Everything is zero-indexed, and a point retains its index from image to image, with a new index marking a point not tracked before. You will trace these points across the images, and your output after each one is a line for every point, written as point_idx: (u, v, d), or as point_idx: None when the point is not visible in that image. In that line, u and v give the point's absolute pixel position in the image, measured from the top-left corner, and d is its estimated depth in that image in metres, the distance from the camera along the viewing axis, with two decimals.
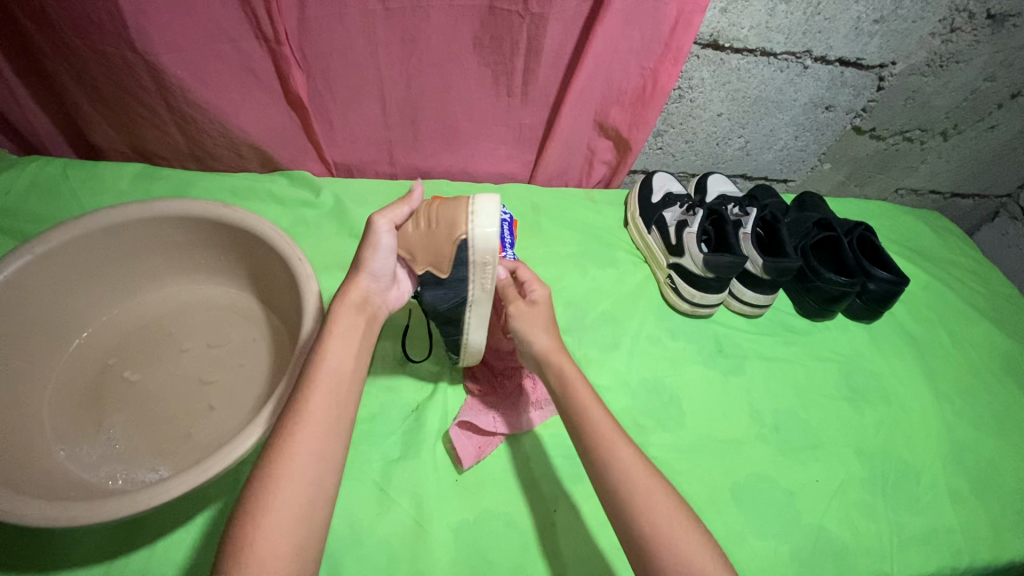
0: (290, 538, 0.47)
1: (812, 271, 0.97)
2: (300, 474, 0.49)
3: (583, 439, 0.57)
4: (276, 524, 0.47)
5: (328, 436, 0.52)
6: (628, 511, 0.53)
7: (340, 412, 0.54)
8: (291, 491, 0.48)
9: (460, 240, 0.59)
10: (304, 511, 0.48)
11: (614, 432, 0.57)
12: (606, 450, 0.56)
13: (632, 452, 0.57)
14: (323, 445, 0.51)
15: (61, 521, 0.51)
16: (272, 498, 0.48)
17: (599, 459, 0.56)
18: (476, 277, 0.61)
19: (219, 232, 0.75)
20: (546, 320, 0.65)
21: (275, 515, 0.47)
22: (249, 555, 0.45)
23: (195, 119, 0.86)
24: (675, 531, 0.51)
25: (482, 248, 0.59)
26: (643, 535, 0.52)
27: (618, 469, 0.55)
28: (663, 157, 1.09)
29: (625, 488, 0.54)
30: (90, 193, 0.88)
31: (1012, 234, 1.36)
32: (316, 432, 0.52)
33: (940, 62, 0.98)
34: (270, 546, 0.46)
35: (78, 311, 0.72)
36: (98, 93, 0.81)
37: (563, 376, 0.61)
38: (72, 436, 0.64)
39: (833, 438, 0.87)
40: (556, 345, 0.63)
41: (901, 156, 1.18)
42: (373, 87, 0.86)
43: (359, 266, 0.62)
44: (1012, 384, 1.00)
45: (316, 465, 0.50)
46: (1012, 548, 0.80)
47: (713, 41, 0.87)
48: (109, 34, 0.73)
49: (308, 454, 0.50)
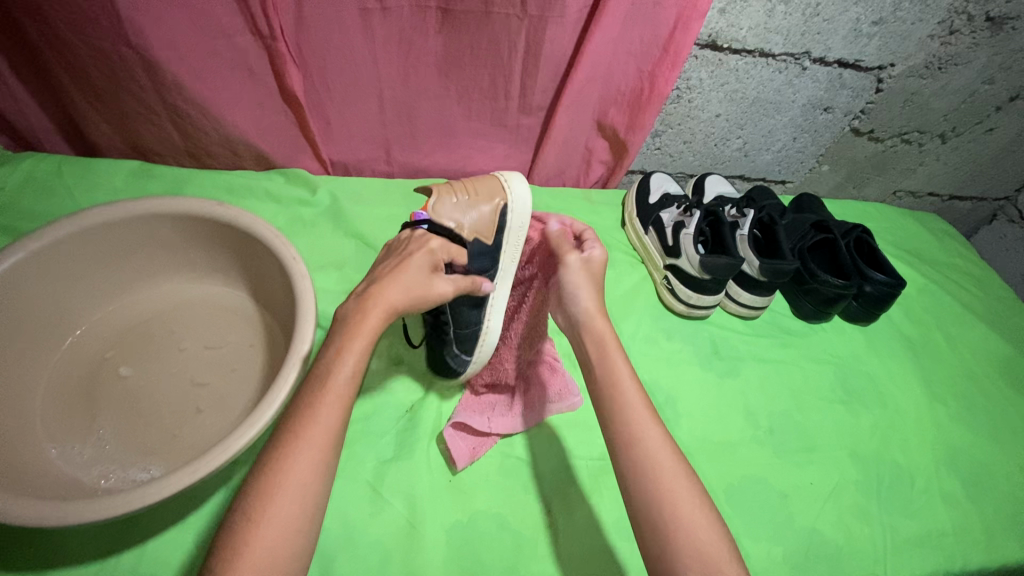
0: (288, 540, 0.47)
1: (809, 273, 0.97)
2: (299, 479, 0.49)
3: (618, 416, 0.58)
4: (274, 525, 0.47)
5: (330, 440, 0.51)
6: (649, 492, 0.53)
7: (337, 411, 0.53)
8: (290, 493, 0.48)
9: (502, 205, 0.71)
10: (299, 514, 0.48)
11: (648, 415, 0.58)
12: (635, 432, 0.56)
13: (663, 437, 0.57)
14: (322, 449, 0.50)
15: (50, 521, 0.51)
16: (270, 500, 0.48)
17: (628, 437, 0.56)
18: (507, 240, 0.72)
19: (214, 231, 0.75)
20: (594, 287, 0.68)
21: (272, 519, 0.47)
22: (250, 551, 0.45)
23: (191, 116, 0.86)
24: (690, 519, 0.51)
25: (519, 209, 0.72)
26: (660, 517, 0.52)
27: (647, 451, 0.55)
28: (661, 157, 1.09)
29: (649, 470, 0.54)
30: (84, 189, 0.88)
31: (1009, 236, 1.36)
32: (319, 439, 0.50)
33: (940, 64, 0.98)
34: (268, 547, 0.46)
35: (72, 309, 0.72)
36: (93, 89, 0.81)
37: (605, 344, 0.63)
38: (64, 435, 0.64)
39: (828, 441, 0.87)
40: (599, 313, 0.66)
41: (900, 158, 1.18)
42: (370, 85, 0.86)
43: (411, 266, 0.61)
44: (1008, 387, 1.00)
45: (316, 471, 0.50)
46: (1004, 551, 0.80)
47: (711, 41, 0.87)
48: (104, 30, 0.72)
49: (309, 457, 0.50)
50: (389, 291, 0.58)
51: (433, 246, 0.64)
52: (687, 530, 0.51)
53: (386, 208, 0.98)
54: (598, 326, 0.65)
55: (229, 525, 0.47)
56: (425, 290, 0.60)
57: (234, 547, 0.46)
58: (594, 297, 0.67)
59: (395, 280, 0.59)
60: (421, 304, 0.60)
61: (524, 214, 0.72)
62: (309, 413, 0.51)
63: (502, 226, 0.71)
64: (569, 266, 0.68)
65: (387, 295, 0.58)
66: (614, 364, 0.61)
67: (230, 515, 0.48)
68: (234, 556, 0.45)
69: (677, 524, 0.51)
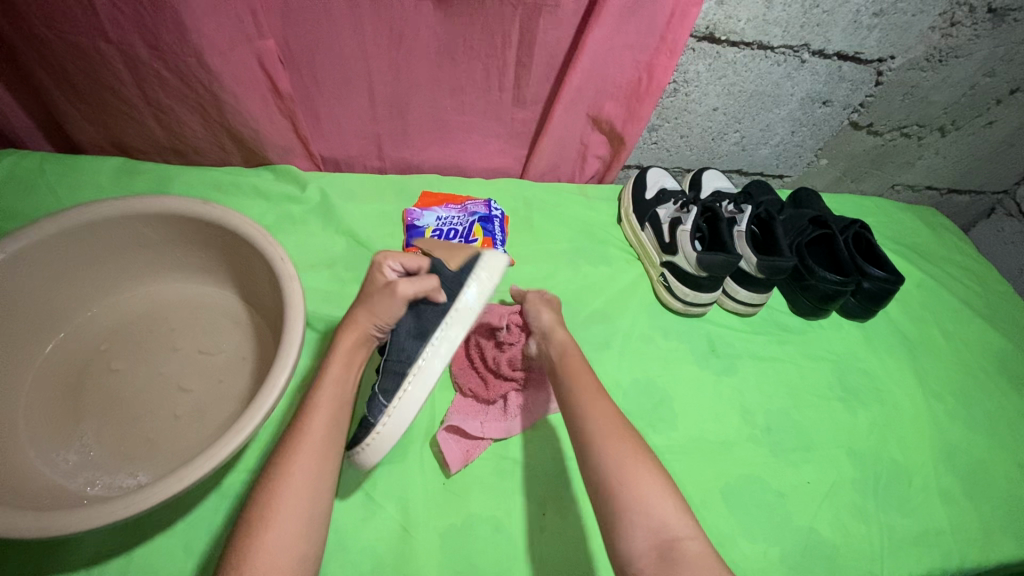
0: (291, 548, 0.50)
1: (807, 270, 0.96)
2: (297, 489, 0.52)
3: (570, 394, 0.65)
4: (280, 532, 0.50)
5: (324, 452, 0.55)
6: (598, 456, 0.59)
7: (335, 430, 0.58)
8: (292, 502, 0.52)
9: (474, 254, 0.65)
10: (300, 525, 0.51)
11: (597, 393, 0.64)
12: (584, 405, 0.63)
13: (609, 409, 0.63)
14: (316, 460, 0.54)
15: (33, 533, 0.50)
16: (272, 511, 0.51)
17: (577, 411, 0.63)
18: (470, 285, 0.63)
19: (199, 230, 0.73)
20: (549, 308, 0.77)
21: (275, 528, 0.50)
22: (254, 564, 0.48)
23: (175, 111, 0.84)
24: (635, 475, 0.57)
25: (490, 264, 0.64)
26: (607, 477, 0.57)
27: (595, 422, 0.61)
28: (658, 152, 1.07)
29: (598, 439, 0.60)
30: (68, 188, 0.85)
31: (1007, 230, 1.35)
32: (315, 450, 0.55)
33: (940, 57, 0.96)
34: (273, 554, 0.49)
35: (55, 312, 0.70)
36: (73, 85, 0.79)
37: (564, 346, 0.71)
38: (46, 441, 0.62)
39: (826, 438, 0.87)
40: (558, 322, 0.74)
41: (898, 152, 1.16)
42: (359, 79, 0.84)
43: (361, 307, 0.65)
44: (1005, 383, 1.00)
45: (314, 479, 0.54)
46: (1001, 548, 0.80)
47: (709, 33, 0.85)
48: (80, 24, 0.70)
49: (306, 468, 0.54)
50: (355, 316, 0.65)
51: (385, 271, 0.66)
52: (634, 487, 0.56)
53: (378, 205, 0.97)
54: (555, 325, 0.73)
55: (235, 540, 0.50)
56: (381, 303, 0.63)
57: (239, 556, 0.49)
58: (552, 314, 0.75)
59: (361, 304, 0.65)
60: (387, 318, 0.64)
61: (497, 267, 0.64)
62: (303, 431, 0.56)
63: (468, 268, 0.64)
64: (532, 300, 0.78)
65: (356, 321, 0.64)
66: (572, 357, 0.69)
67: (237, 531, 0.51)
68: (240, 565, 0.48)
69: (625, 483, 0.56)
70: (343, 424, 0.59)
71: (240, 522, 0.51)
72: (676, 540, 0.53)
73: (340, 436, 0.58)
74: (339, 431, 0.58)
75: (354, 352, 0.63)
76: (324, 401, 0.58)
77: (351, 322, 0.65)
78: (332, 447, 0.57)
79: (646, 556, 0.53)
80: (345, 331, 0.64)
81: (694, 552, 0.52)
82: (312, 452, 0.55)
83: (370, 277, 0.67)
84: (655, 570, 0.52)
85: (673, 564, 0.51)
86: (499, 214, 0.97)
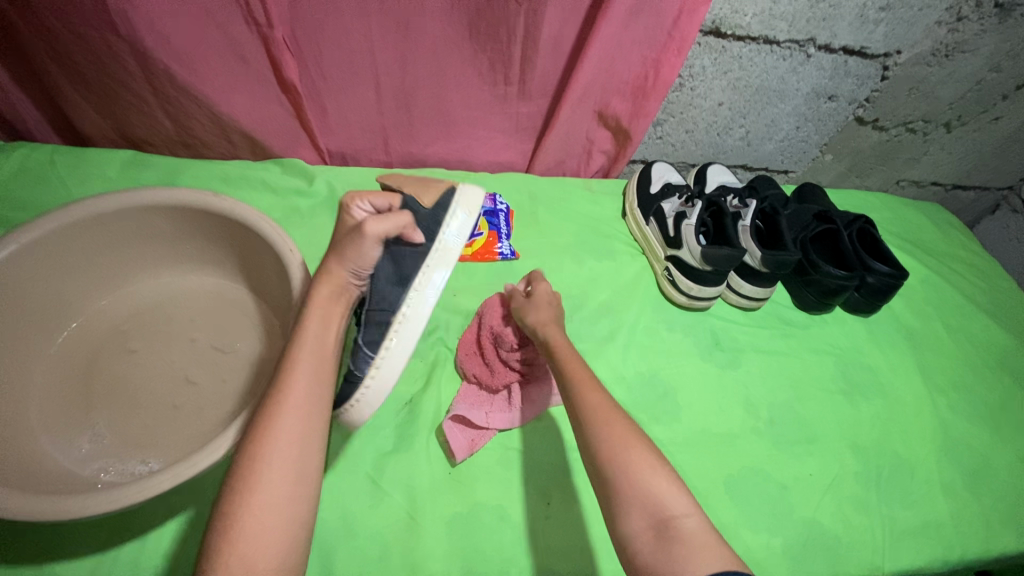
0: (275, 517, 0.50)
1: (811, 265, 0.97)
2: (280, 457, 0.52)
3: (567, 385, 0.64)
4: (265, 507, 0.50)
5: (308, 420, 0.55)
6: (596, 445, 0.58)
7: (317, 395, 0.56)
8: (274, 471, 0.51)
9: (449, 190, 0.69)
10: (286, 499, 0.51)
11: (596, 385, 0.63)
12: (581, 397, 0.62)
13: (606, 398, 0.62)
14: (299, 435, 0.53)
15: (48, 515, 0.51)
16: (255, 487, 0.50)
17: (575, 404, 0.62)
18: (449, 224, 0.67)
19: (208, 221, 0.74)
20: (550, 303, 0.75)
21: (259, 497, 0.50)
22: (239, 531, 0.49)
23: (184, 104, 0.84)
24: (629, 458, 0.56)
25: (466, 199, 0.69)
26: (605, 464, 0.56)
27: (593, 415, 0.60)
28: (662, 147, 1.08)
29: (597, 429, 0.59)
30: (78, 180, 0.86)
31: (1012, 227, 1.35)
32: (295, 424, 0.54)
33: (946, 52, 0.96)
34: (257, 522, 0.49)
35: (67, 302, 0.71)
36: (84, 78, 0.79)
37: (555, 342, 0.69)
38: (58, 429, 0.63)
39: (829, 431, 0.87)
40: (552, 321, 0.72)
41: (904, 148, 1.16)
42: (367, 74, 0.84)
43: (334, 254, 0.62)
44: (1008, 378, 1.00)
45: (298, 454, 0.53)
46: (1003, 541, 0.81)
47: (715, 28, 0.86)
48: (93, 18, 0.71)
49: (288, 441, 0.53)
50: (329, 272, 0.62)
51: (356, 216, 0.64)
52: (633, 470, 0.55)
53: None
54: (547, 324, 0.71)
55: (219, 517, 0.50)
56: (350, 253, 0.61)
57: (224, 525, 0.49)
58: (548, 311, 0.73)
59: (333, 254, 0.63)
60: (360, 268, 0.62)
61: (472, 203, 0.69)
62: (280, 402, 0.54)
63: (444, 204, 0.67)
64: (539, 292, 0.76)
65: (327, 277, 0.62)
66: (562, 353, 0.68)
67: (222, 499, 0.51)
68: (227, 534, 0.49)
69: (620, 467, 0.55)
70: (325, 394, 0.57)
71: (225, 490, 0.51)
72: (670, 517, 0.52)
73: (324, 403, 0.57)
74: (320, 404, 0.56)
75: (329, 310, 0.61)
76: (297, 376, 0.56)
77: (325, 270, 0.63)
78: (316, 418, 0.55)
79: (644, 536, 0.52)
80: (319, 287, 0.62)
81: (690, 527, 0.51)
82: (293, 425, 0.54)
83: (339, 220, 0.66)
84: (654, 550, 0.50)
85: (668, 543, 0.50)
86: (504, 208, 0.98)
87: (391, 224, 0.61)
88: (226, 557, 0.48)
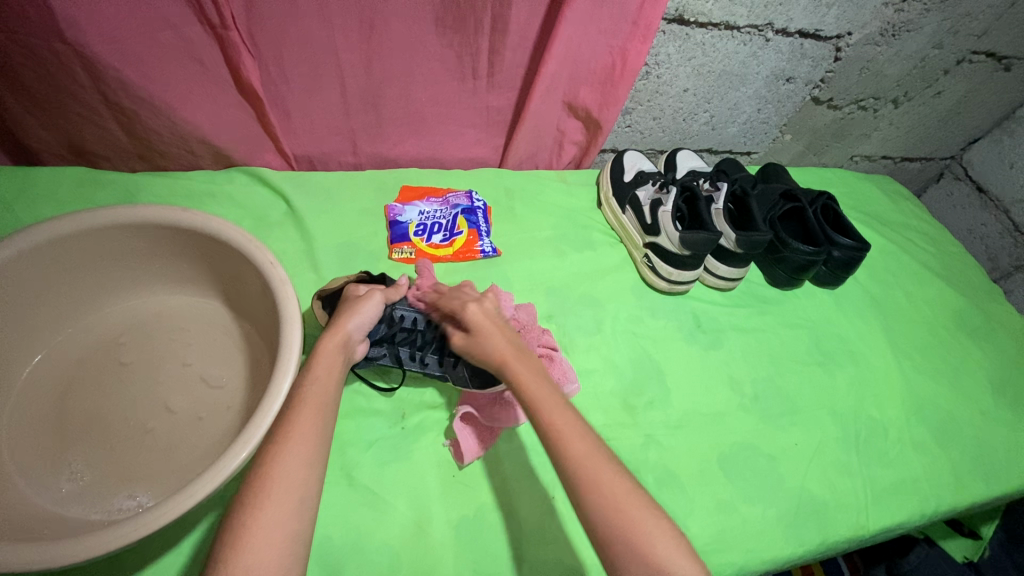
0: (284, 527, 0.47)
1: (781, 242, 1.00)
2: (292, 468, 0.50)
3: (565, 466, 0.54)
4: (274, 509, 0.47)
5: (318, 434, 0.53)
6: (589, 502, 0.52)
7: (325, 414, 0.56)
8: (285, 481, 0.49)
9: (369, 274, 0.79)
10: (292, 505, 0.48)
11: (581, 437, 0.56)
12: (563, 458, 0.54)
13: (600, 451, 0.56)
14: (313, 443, 0.52)
15: (40, 563, 0.48)
16: (267, 492, 0.48)
17: (561, 461, 0.55)
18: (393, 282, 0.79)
19: (180, 238, 0.70)
20: (499, 326, 0.64)
21: (271, 506, 0.47)
22: (247, 540, 0.45)
23: (138, 115, 0.80)
24: (635, 509, 0.52)
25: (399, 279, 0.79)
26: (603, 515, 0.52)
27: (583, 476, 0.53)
28: (632, 135, 1.09)
29: (588, 489, 0.53)
30: (24, 203, 0.80)
31: (955, 194, 1.44)
32: (308, 435, 0.53)
33: (893, 31, 1.01)
34: (266, 530, 0.46)
35: (30, 334, 0.66)
36: (24, 92, 0.74)
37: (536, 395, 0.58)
38: (33, 471, 0.59)
39: (809, 401, 0.91)
40: (514, 353, 0.61)
41: (856, 125, 1.22)
42: (331, 75, 0.82)
43: (345, 314, 0.65)
44: (962, 337, 1.07)
45: (309, 463, 0.51)
46: (969, 490, 0.87)
47: (678, 15, 0.87)
48: (33, 25, 0.66)
49: (301, 448, 0.51)
50: (340, 316, 0.65)
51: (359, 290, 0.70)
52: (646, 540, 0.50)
53: (359, 203, 0.95)
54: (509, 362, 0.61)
55: (225, 522, 0.47)
56: (367, 306, 0.67)
57: (234, 535, 0.45)
58: (504, 338, 0.63)
59: (338, 315, 0.66)
60: (365, 324, 0.66)
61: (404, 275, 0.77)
62: (294, 414, 0.54)
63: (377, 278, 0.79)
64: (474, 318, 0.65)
65: (338, 321, 0.64)
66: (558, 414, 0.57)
67: (230, 512, 0.47)
68: (235, 544, 0.45)
69: (618, 524, 0.51)
70: (330, 415, 0.56)
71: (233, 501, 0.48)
72: None
73: (332, 422, 0.56)
74: (328, 421, 0.55)
75: (336, 354, 0.61)
76: (311, 394, 0.56)
77: (329, 329, 0.63)
78: (325, 430, 0.55)
79: None
80: (328, 329, 0.63)
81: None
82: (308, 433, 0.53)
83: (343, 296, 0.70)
84: None
85: None
86: (481, 205, 0.98)
87: (396, 291, 0.73)
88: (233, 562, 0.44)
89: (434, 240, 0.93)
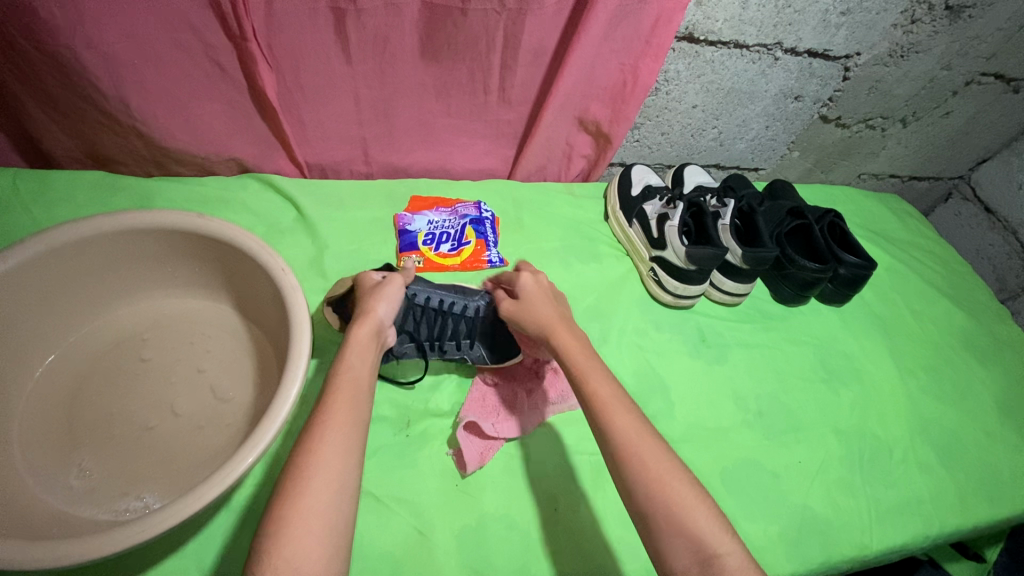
0: (322, 519, 0.47)
1: (787, 259, 1.00)
2: (328, 458, 0.50)
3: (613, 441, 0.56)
4: (315, 501, 0.48)
5: (352, 423, 0.53)
6: (638, 482, 0.53)
7: (359, 402, 0.56)
8: (322, 471, 0.49)
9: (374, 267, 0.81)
10: (331, 496, 0.49)
11: (622, 402, 0.59)
12: (606, 419, 0.57)
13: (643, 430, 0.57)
14: (345, 431, 0.52)
15: (47, 562, 0.48)
16: (307, 484, 0.48)
17: (605, 433, 0.56)
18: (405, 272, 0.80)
19: (195, 244, 0.71)
20: (550, 298, 0.70)
21: (309, 496, 0.48)
22: (288, 531, 0.46)
23: (156, 122, 0.81)
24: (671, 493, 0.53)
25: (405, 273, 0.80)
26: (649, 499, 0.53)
27: (622, 436, 0.56)
28: (640, 149, 1.10)
29: (636, 470, 0.54)
30: (42, 205, 0.82)
31: (964, 214, 1.44)
32: (341, 424, 0.53)
33: (901, 52, 1.01)
34: (305, 521, 0.46)
35: (43, 335, 0.67)
36: (47, 97, 0.76)
37: (590, 367, 0.61)
38: (44, 470, 0.60)
39: (813, 419, 0.91)
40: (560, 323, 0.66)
41: (864, 143, 1.22)
42: (346, 86, 0.83)
43: (372, 301, 0.66)
44: (969, 357, 1.07)
45: (344, 452, 0.51)
46: (974, 511, 0.87)
47: (688, 34, 0.88)
48: (59, 34, 0.68)
49: (336, 437, 0.52)
50: (369, 303, 0.66)
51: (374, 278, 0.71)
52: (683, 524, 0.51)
53: (369, 212, 0.97)
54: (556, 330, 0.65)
55: (266, 514, 0.47)
56: (390, 290, 0.68)
57: (274, 528, 0.46)
58: (553, 309, 0.68)
59: (365, 302, 0.66)
60: (392, 307, 0.67)
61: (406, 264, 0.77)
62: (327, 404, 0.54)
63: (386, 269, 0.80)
64: (529, 286, 0.71)
65: (368, 308, 0.65)
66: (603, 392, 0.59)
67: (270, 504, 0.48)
68: (276, 535, 0.45)
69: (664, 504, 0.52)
70: (365, 402, 0.56)
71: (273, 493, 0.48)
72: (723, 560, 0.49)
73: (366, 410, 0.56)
74: (362, 408, 0.55)
75: (372, 341, 0.62)
76: (343, 380, 0.56)
77: (359, 316, 0.64)
78: (358, 419, 0.54)
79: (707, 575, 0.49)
80: (360, 317, 0.64)
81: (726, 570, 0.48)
82: (341, 424, 0.53)
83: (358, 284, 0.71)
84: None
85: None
86: (489, 216, 0.99)
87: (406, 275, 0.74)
88: (275, 553, 0.44)
89: (442, 249, 0.94)
